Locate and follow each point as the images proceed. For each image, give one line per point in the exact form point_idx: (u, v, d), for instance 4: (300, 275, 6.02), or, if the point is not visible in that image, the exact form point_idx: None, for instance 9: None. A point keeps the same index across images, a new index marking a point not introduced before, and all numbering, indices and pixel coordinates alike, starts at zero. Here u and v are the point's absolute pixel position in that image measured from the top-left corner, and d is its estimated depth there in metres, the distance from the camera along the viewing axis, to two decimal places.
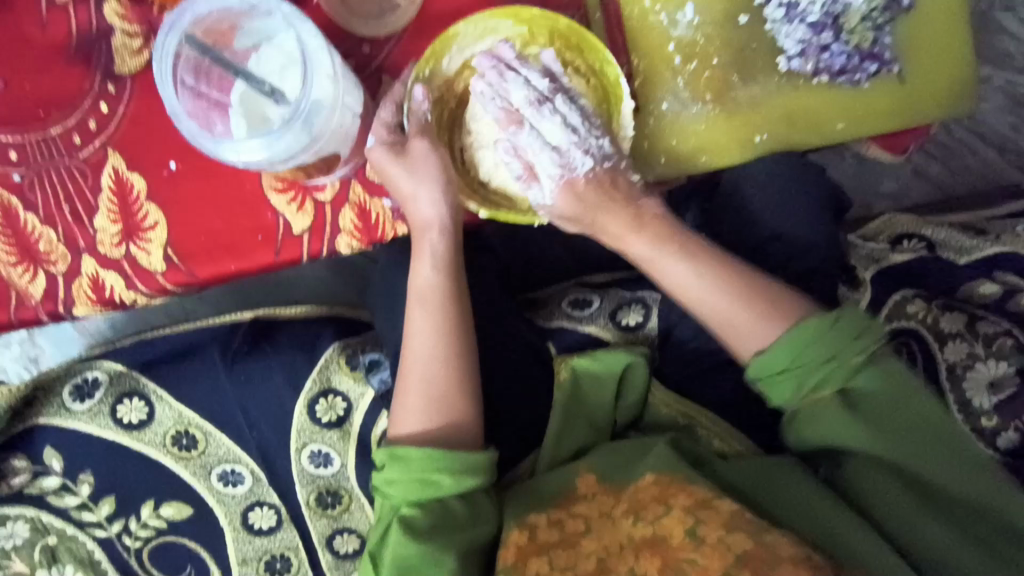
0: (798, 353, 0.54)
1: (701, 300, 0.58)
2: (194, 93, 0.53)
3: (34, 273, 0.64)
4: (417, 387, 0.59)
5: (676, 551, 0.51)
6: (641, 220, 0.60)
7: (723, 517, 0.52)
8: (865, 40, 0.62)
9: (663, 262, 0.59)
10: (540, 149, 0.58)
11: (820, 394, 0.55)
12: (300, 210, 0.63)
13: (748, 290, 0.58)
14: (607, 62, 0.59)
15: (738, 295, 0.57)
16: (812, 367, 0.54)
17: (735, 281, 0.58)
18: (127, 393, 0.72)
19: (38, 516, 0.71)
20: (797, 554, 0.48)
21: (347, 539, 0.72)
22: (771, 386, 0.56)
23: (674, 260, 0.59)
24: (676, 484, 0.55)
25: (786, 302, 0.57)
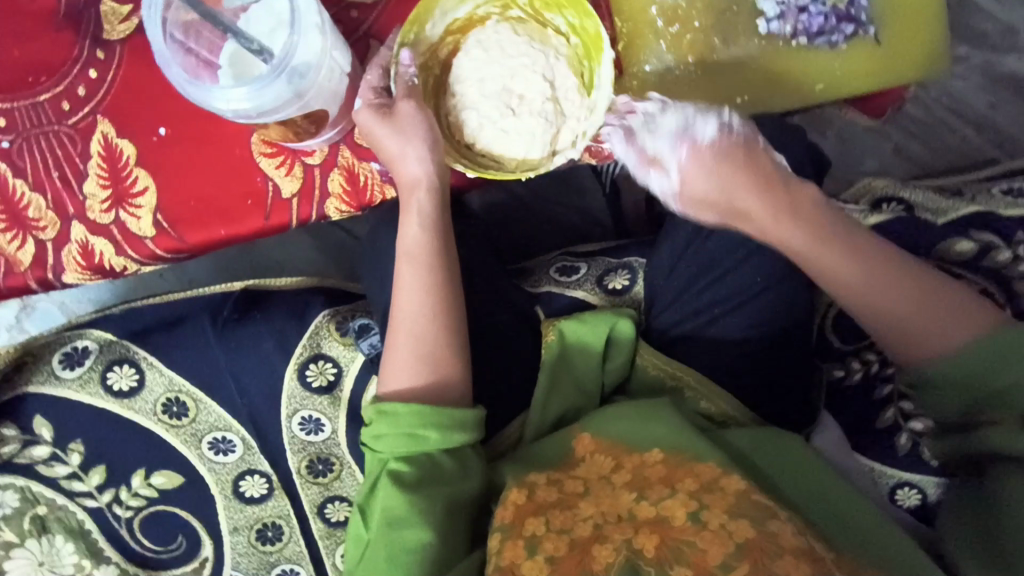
0: (976, 369, 0.55)
1: (873, 303, 0.58)
2: (184, 49, 0.54)
3: (23, 239, 0.64)
4: (406, 344, 0.60)
5: (678, 533, 0.51)
6: (794, 207, 0.59)
7: (727, 501, 0.52)
8: (841, 1, 0.64)
9: (828, 260, 0.59)
10: (662, 142, 0.60)
11: (1000, 411, 0.55)
12: (288, 174, 0.63)
13: (927, 297, 0.58)
14: (587, 15, 0.59)
15: (917, 303, 0.58)
16: (994, 383, 0.54)
17: (914, 287, 0.58)
18: (118, 361, 0.72)
19: (27, 485, 0.71)
20: (799, 547, 0.48)
21: (338, 507, 0.72)
22: (939, 395, 0.57)
23: (843, 261, 0.59)
24: (681, 467, 0.56)
25: (966, 313, 0.58)
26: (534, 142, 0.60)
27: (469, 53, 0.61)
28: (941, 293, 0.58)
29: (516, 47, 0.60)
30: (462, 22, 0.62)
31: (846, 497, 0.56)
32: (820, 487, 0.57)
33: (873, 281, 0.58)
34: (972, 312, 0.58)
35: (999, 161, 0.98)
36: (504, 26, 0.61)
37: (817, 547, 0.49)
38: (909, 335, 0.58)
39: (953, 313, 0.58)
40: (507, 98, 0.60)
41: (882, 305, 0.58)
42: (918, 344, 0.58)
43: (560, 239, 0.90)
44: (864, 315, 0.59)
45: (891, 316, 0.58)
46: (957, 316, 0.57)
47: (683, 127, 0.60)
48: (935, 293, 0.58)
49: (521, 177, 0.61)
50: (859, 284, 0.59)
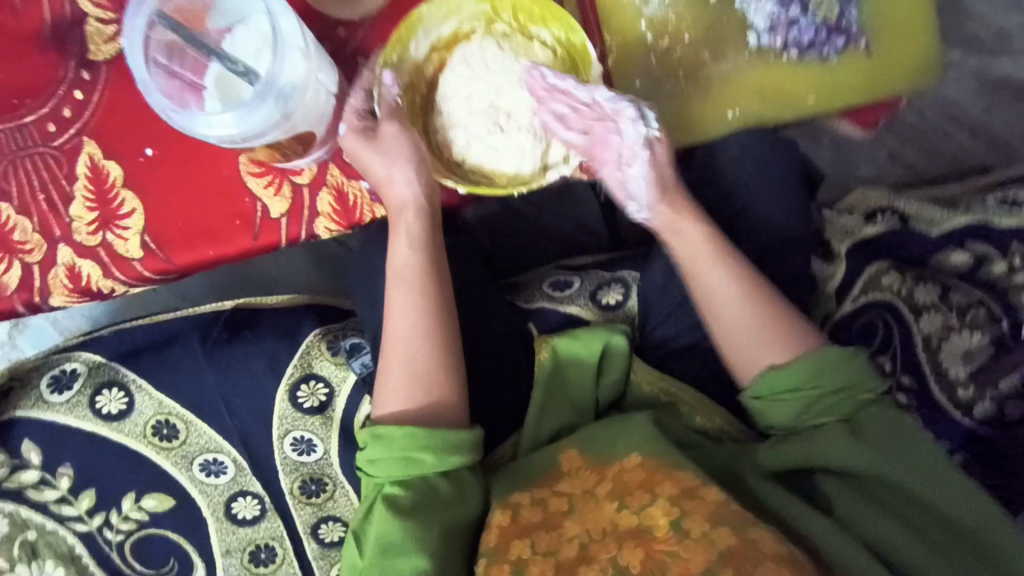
0: (815, 378, 0.56)
1: (735, 311, 0.60)
2: (168, 73, 0.53)
3: (9, 263, 0.64)
4: (399, 367, 0.60)
5: (660, 544, 0.51)
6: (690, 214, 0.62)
7: (707, 508, 0.52)
8: (831, 14, 0.64)
9: (703, 264, 0.61)
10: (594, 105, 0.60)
11: (824, 419, 0.56)
12: (277, 193, 0.63)
13: (770, 314, 0.59)
14: (573, 31, 0.60)
15: (765, 319, 0.59)
16: (819, 392, 0.56)
17: (757, 302, 0.60)
18: (106, 384, 0.71)
19: (16, 511, 0.70)
20: (781, 554, 0.48)
21: (333, 528, 0.71)
22: (771, 404, 0.57)
23: (719, 269, 0.61)
24: (661, 471, 0.55)
25: (787, 333, 0.59)
26: (524, 157, 0.60)
27: (454, 70, 0.60)
28: (785, 319, 0.59)
29: (502, 63, 0.60)
30: (448, 38, 0.61)
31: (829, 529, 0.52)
32: (808, 517, 0.53)
33: (735, 289, 0.60)
34: (791, 336, 0.59)
35: (994, 166, 0.97)
36: (488, 40, 0.60)
37: (796, 552, 0.49)
38: (726, 336, 0.60)
39: (756, 326, 0.59)
40: (494, 114, 0.59)
41: (735, 309, 0.60)
42: (745, 359, 0.59)
43: (556, 251, 0.89)
44: (714, 316, 0.60)
45: (723, 319, 0.60)
46: (773, 335, 0.59)
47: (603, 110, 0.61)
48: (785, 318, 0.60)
49: (513, 192, 0.60)
50: (724, 291, 0.60)
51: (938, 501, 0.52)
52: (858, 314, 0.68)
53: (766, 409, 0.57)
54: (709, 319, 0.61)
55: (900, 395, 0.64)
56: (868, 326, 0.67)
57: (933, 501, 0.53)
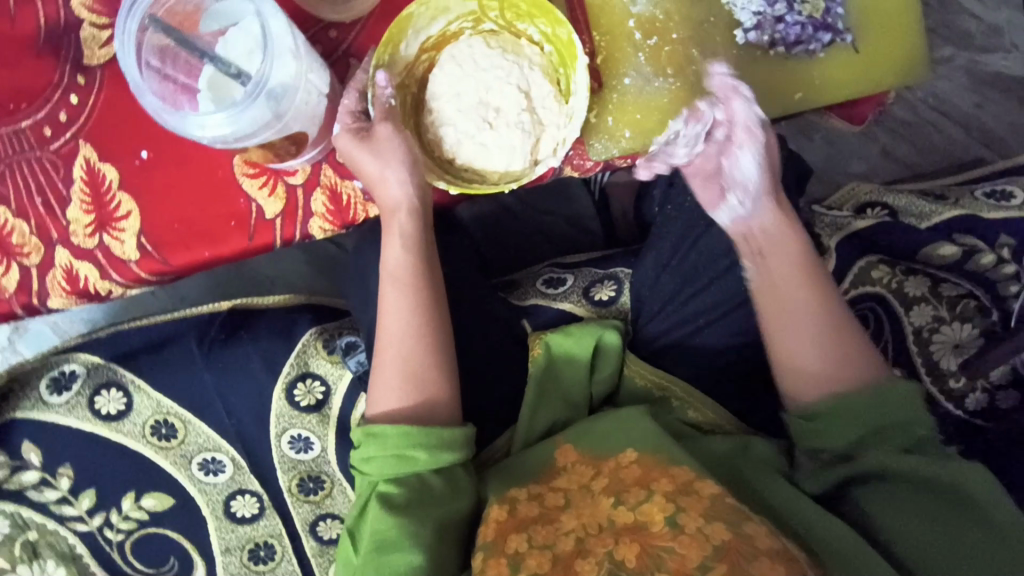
0: (876, 411, 0.56)
1: (797, 331, 0.60)
2: (161, 76, 0.54)
3: (7, 266, 0.65)
4: (394, 365, 0.60)
5: (654, 539, 0.51)
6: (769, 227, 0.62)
7: (703, 504, 0.52)
8: (817, 9, 0.64)
9: (779, 280, 0.61)
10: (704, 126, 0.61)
11: (884, 443, 0.56)
12: (271, 194, 0.63)
13: (835, 342, 0.59)
14: (559, 23, 0.60)
15: (836, 344, 0.59)
16: (869, 420, 0.56)
17: (830, 326, 0.59)
18: (105, 385, 0.72)
19: (17, 511, 0.71)
20: (774, 548, 0.49)
21: (330, 525, 0.72)
22: (827, 428, 0.57)
23: (796, 288, 0.60)
24: (657, 467, 0.56)
25: (848, 364, 0.58)
26: (514, 155, 0.60)
27: (443, 68, 0.60)
28: (848, 350, 0.59)
29: (489, 59, 0.60)
30: (436, 38, 0.62)
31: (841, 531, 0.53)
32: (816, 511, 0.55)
33: (809, 308, 0.60)
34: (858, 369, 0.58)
35: (985, 160, 0.98)
36: (476, 39, 0.61)
37: (790, 548, 0.50)
38: (790, 350, 0.60)
39: (826, 348, 0.59)
40: (482, 111, 0.60)
41: (800, 329, 0.60)
42: (794, 377, 0.60)
43: (550, 248, 0.90)
44: (775, 332, 0.60)
45: (786, 333, 0.60)
46: (830, 365, 0.59)
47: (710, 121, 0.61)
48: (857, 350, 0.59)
49: (504, 189, 0.61)
50: (796, 308, 0.60)
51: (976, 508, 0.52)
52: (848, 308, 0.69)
53: (821, 433, 0.58)
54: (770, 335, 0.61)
55: None
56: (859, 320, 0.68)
57: (973, 508, 0.52)
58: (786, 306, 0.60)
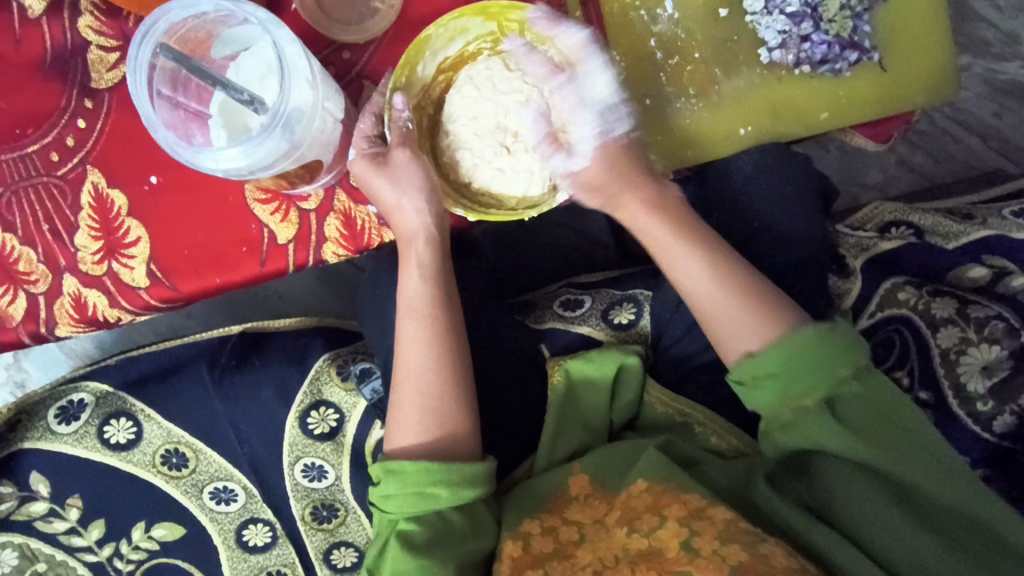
0: (798, 363, 0.52)
1: (699, 295, 0.57)
2: (172, 104, 0.53)
3: (14, 294, 0.63)
4: (413, 398, 0.59)
5: (671, 564, 0.50)
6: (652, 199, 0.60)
7: (718, 528, 0.51)
8: (845, 28, 0.62)
9: (673, 251, 0.59)
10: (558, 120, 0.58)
11: (809, 403, 0.52)
12: (283, 220, 0.62)
13: (740, 296, 0.56)
14: (583, 47, 0.58)
15: (745, 303, 0.56)
16: (790, 381, 0.53)
17: (726, 281, 0.57)
18: (114, 413, 0.71)
19: (26, 542, 0.69)
20: (791, 567, 0.48)
21: (344, 553, 0.70)
22: (753, 395, 0.54)
23: (688, 255, 0.58)
24: (669, 493, 0.55)
25: (760, 313, 0.55)
26: (532, 180, 0.59)
27: (461, 90, 0.59)
28: (754, 300, 0.56)
29: (509, 82, 0.59)
30: (454, 58, 0.61)
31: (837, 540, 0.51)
32: (807, 521, 0.53)
33: (706, 269, 0.58)
34: (780, 320, 0.55)
35: (1004, 171, 0.96)
36: (494, 60, 0.60)
37: (809, 567, 0.49)
38: (713, 327, 0.57)
39: (741, 311, 0.56)
40: (501, 136, 0.59)
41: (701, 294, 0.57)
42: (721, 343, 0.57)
43: (563, 265, 0.89)
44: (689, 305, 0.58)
45: (703, 310, 0.58)
46: (744, 321, 0.55)
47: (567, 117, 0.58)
48: (772, 303, 0.56)
49: (524, 216, 0.60)
50: (697, 281, 0.58)
51: (931, 481, 0.51)
52: (875, 331, 0.68)
53: (749, 401, 0.55)
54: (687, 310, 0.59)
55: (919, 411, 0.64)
56: (886, 342, 0.67)
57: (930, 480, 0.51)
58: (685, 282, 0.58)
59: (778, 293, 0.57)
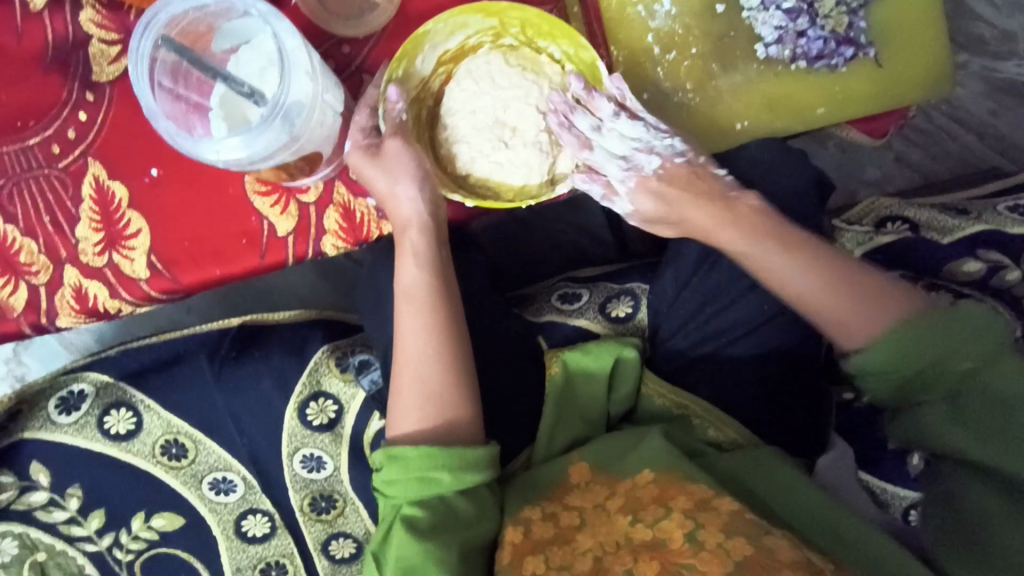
0: (908, 346, 0.53)
1: (809, 295, 0.57)
2: (173, 96, 0.53)
3: (15, 285, 0.63)
4: (413, 386, 0.59)
5: (676, 557, 0.50)
6: (733, 207, 0.59)
7: (723, 520, 0.51)
8: (840, 24, 0.63)
9: (765, 259, 0.58)
10: (609, 161, 0.60)
11: (926, 392, 0.54)
12: (283, 212, 0.62)
13: (851, 284, 0.56)
14: (582, 46, 0.59)
15: (852, 289, 0.56)
16: (905, 371, 0.53)
17: (833, 272, 0.57)
18: (114, 404, 0.71)
19: (26, 532, 0.70)
20: (796, 560, 0.48)
21: (342, 544, 0.71)
22: (871, 383, 0.55)
23: (781, 257, 0.57)
24: (674, 485, 0.55)
25: (878, 296, 0.56)
26: (531, 173, 0.60)
27: (460, 83, 0.60)
28: (866, 284, 0.56)
29: (507, 78, 0.59)
30: (455, 51, 0.61)
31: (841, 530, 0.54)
32: (808, 505, 0.56)
33: (807, 266, 0.57)
34: (894, 296, 0.55)
35: (1001, 168, 0.97)
36: (495, 54, 0.60)
37: (815, 560, 0.49)
38: (835, 326, 0.56)
39: (863, 301, 0.55)
40: (499, 130, 0.59)
41: (810, 295, 0.57)
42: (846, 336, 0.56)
43: (560, 261, 0.89)
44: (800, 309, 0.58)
45: (825, 313, 0.57)
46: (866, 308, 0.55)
47: (625, 155, 0.60)
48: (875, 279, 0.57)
49: (520, 206, 0.60)
50: (805, 284, 0.57)
51: None
52: None
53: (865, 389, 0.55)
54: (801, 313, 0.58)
55: None
56: None
57: None
58: (794, 287, 0.57)
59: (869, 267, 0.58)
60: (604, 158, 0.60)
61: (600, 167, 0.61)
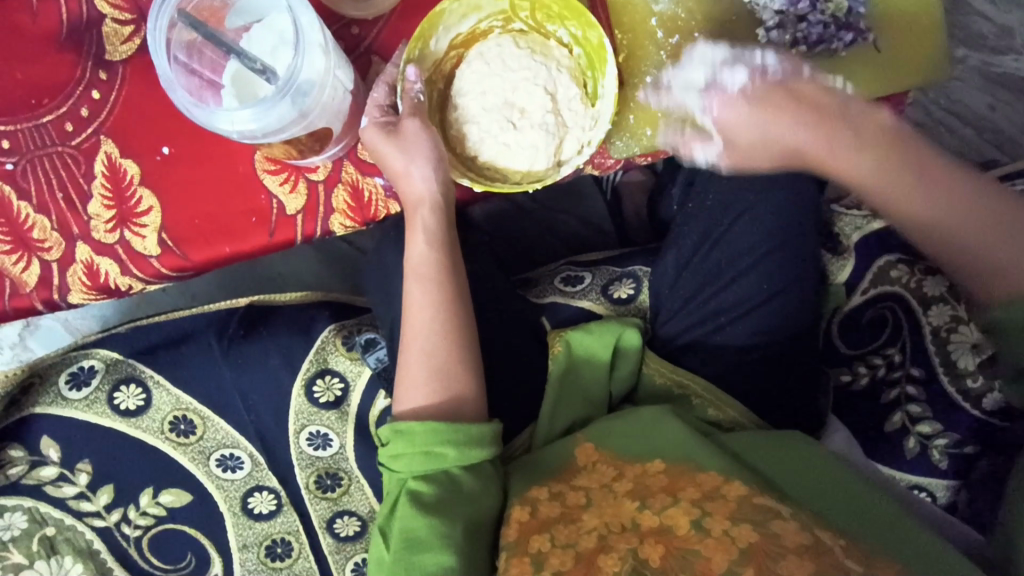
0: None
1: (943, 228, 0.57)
2: (188, 70, 0.55)
3: (28, 260, 0.64)
4: (420, 359, 0.61)
5: (682, 542, 0.50)
6: (851, 126, 0.58)
7: (729, 508, 0.52)
8: (840, 9, 0.65)
9: (891, 185, 0.58)
10: (688, 95, 0.62)
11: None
12: (293, 191, 0.63)
13: (985, 217, 0.57)
14: (590, 25, 0.60)
15: (980, 217, 0.57)
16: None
17: (974, 201, 0.57)
18: (124, 380, 0.72)
19: (36, 506, 0.71)
20: (802, 543, 0.48)
21: (347, 522, 0.72)
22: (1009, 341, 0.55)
23: (914, 186, 0.57)
24: (684, 476, 0.55)
25: (1021, 223, 0.56)
26: (538, 153, 0.60)
27: (472, 65, 0.61)
28: (998, 212, 0.57)
29: (518, 60, 0.61)
30: (467, 35, 0.62)
31: (864, 512, 0.54)
32: (823, 485, 0.56)
33: (939, 197, 0.57)
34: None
35: (998, 161, 0.98)
36: (505, 38, 0.61)
37: (823, 538, 0.49)
38: (974, 265, 0.57)
39: (1001, 232, 0.56)
40: (508, 111, 0.60)
41: (946, 223, 0.57)
42: (981, 271, 0.57)
43: (563, 248, 0.91)
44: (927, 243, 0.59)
45: (962, 247, 0.57)
46: (999, 239, 0.56)
47: (712, 78, 0.61)
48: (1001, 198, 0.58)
49: (527, 189, 0.61)
50: (929, 209, 0.57)
51: None
52: (866, 308, 0.69)
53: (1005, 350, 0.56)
54: (926, 244, 0.59)
55: (908, 387, 0.64)
56: (877, 319, 0.68)
57: None
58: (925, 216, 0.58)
59: (990, 181, 0.58)
60: (683, 95, 0.62)
61: (681, 101, 0.62)
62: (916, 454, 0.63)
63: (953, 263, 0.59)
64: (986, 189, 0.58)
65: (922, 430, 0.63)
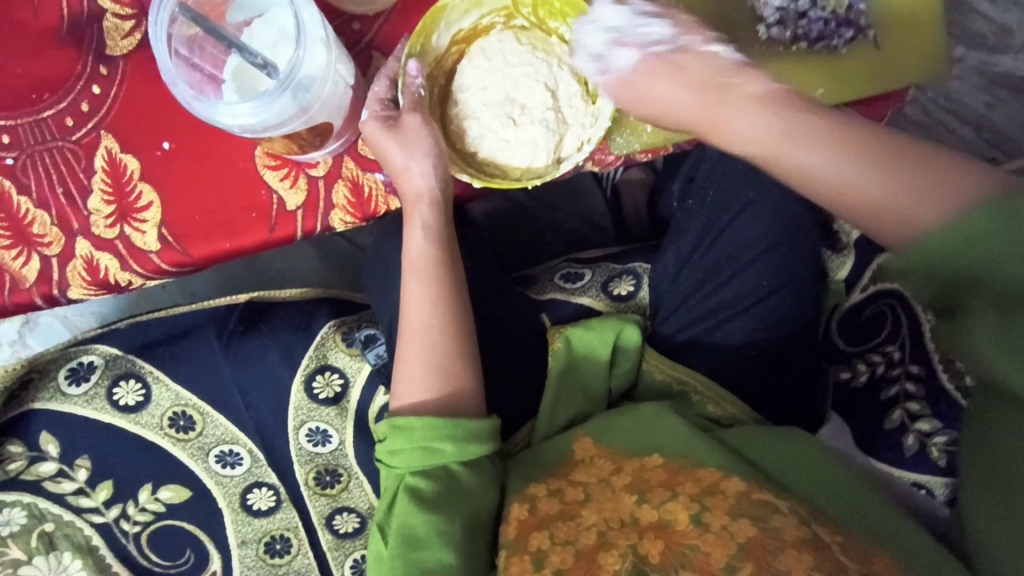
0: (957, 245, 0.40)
1: (860, 190, 0.46)
2: (189, 65, 0.54)
3: (27, 255, 0.64)
4: (420, 355, 0.61)
5: (681, 537, 0.51)
6: (729, 97, 0.53)
7: (729, 503, 0.52)
8: (840, 6, 0.66)
9: (775, 146, 0.49)
10: (619, 14, 0.57)
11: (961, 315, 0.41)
12: (293, 186, 0.63)
13: (883, 163, 0.45)
14: None
15: (893, 167, 0.45)
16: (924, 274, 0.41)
17: (842, 149, 0.47)
18: (123, 376, 0.72)
19: (35, 503, 0.70)
20: (802, 538, 0.49)
21: (347, 519, 0.72)
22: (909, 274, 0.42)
23: (808, 145, 0.48)
24: (683, 471, 0.56)
25: (932, 162, 0.45)
26: (538, 150, 0.60)
27: (473, 60, 0.61)
28: (923, 161, 0.45)
29: (519, 56, 0.61)
30: (468, 31, 0.62)
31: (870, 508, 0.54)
32: (821, 482, 0.56)
33: (820, 149, 0.47)
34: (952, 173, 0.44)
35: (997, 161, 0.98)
36: (507, 34, 0.61)
37: (822, 534, 0.50)
38: (883, 221, 0.46)
39: (884, 172, 0.45)
40: (509, 107, 0.60)
41: (852, 183, 0.46)
42: (896, 221, 0.45)
43: (562, 245, 0.91)
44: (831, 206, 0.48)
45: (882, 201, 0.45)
46: (922, 188, 0.44)
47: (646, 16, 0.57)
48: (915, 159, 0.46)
49: (527, 185, 0.62)
50: (799, 149, 0.48)
51: None
52: (867, 304, 0.69)
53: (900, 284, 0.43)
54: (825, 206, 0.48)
55: (908, 384, 0.63)
56: (877, 315, 0.68)
57: None
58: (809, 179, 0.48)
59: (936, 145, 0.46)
60: (617, 11, 0.57)
61: (604, 16, 0.58)
62: (915, 452, 0.61)
63: (869, 220, 0.46)
64: (871, 139, 0.47)
65: (922, 428, 0.61)
